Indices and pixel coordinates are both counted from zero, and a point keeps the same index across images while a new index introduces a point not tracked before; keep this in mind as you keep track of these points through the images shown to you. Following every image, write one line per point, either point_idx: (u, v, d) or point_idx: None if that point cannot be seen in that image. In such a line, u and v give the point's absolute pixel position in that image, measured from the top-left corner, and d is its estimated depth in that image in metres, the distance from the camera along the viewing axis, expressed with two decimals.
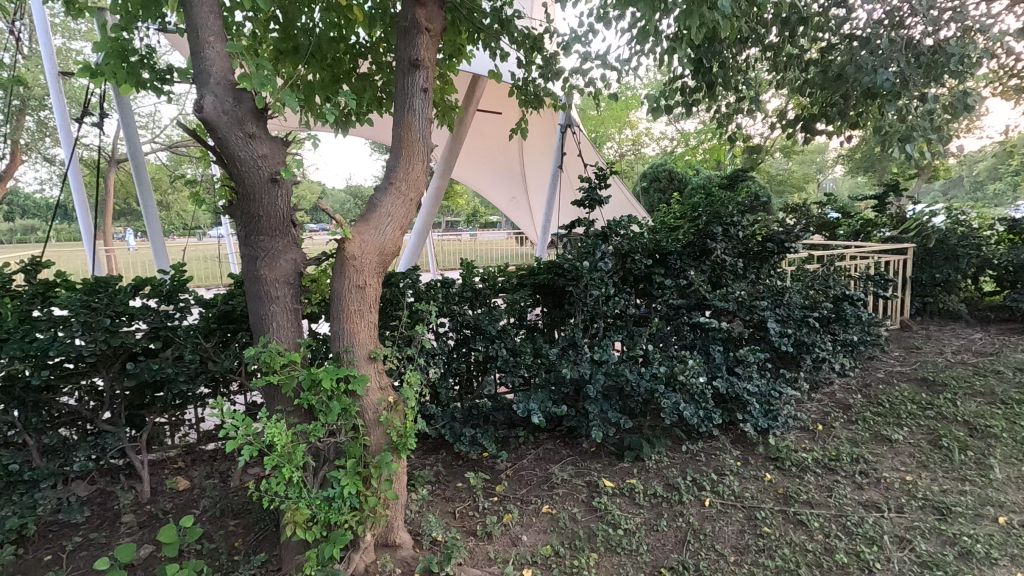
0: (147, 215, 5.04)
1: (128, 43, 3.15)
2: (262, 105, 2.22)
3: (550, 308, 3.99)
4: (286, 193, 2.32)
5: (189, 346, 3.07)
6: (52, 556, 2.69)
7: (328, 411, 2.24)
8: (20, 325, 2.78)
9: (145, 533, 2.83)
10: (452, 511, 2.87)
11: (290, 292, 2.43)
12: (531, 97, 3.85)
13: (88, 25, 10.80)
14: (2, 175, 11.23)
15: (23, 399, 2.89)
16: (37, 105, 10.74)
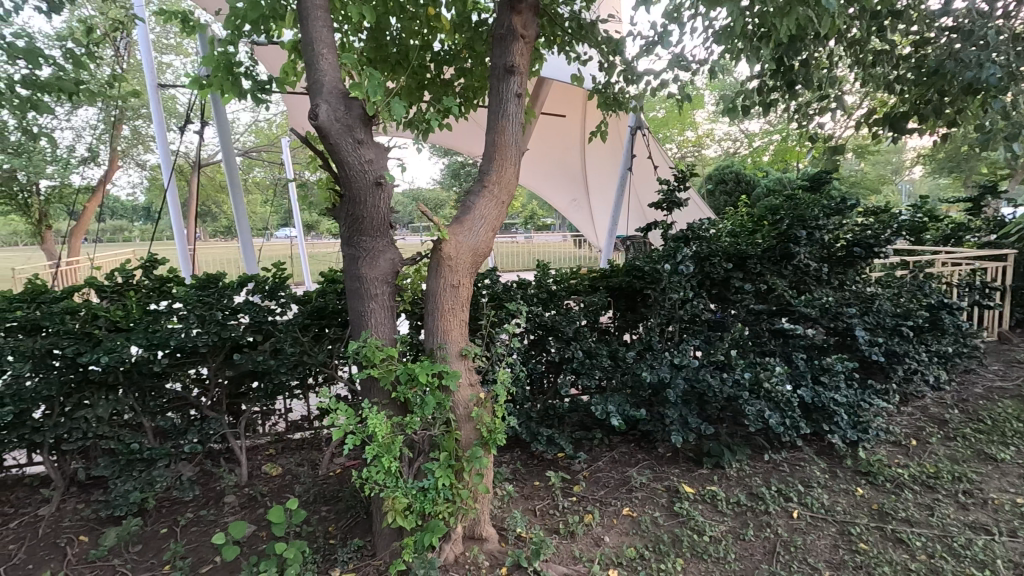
0: (238, 217, 5.37)
1: (233, 56, 3.36)
2: (370, 113, 2.35)
3: (624, 310, 3.95)
4: (388, 196, 2.44)
5: (288, 340, 3.24)
6: (168, 529, 2.92)
7: (424, 405, 2.33)
8: (144, 317, 3.07)
9: (248, 513, 3.03)
10: (533, 509, 2.91)
11: (388, 291, 2.55)
12: (609, 101, 3.88)
13: (178, 39, 11.63)
14: (103, 179, 12.22)
15: (141, 385, 3.17)
16: (133, 115, 11.63)
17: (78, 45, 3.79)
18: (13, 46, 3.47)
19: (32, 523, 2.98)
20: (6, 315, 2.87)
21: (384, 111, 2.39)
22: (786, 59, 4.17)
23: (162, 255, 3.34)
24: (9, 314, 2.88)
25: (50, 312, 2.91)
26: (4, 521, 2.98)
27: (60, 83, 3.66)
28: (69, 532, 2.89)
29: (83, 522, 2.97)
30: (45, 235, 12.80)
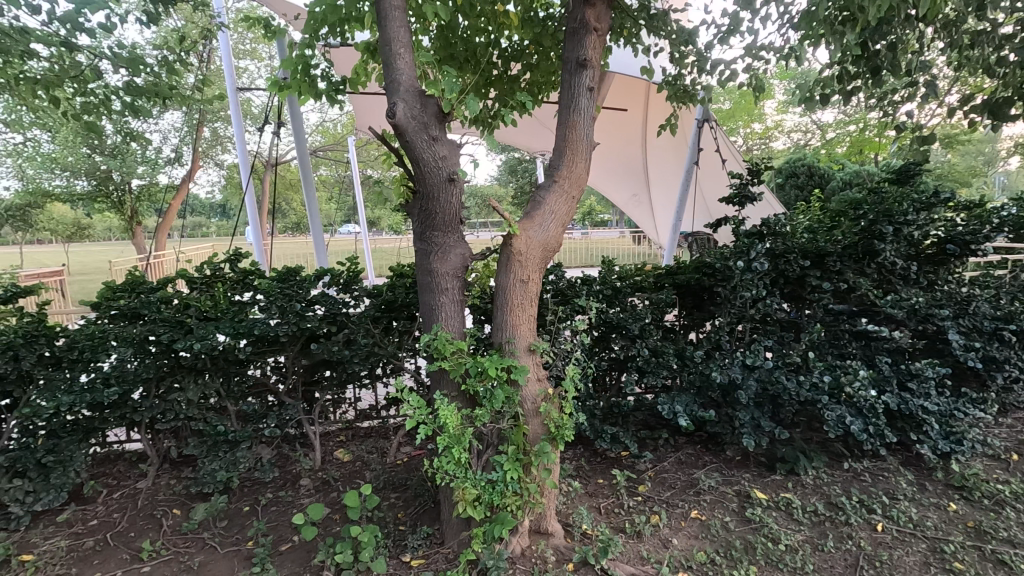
0: (309, 213, 5.61)
1: (311, 58, 3.51)
2: (444, 110, 2.39)
3: (690, 308, 3.85)
4: (460, 191, 2.48)
5: (361, 332, 3.41)
6: (250, 507, 3.10)
7: (493, 398, 2.36)
8: (230, 307, 3.28)
9: (322, 496, 3.17)
10: (598, 506, 2.89)
11: (458, 285, 2.59)
12: (678, 93, 3.78)
13: (252, 44, 12.25)
14: (186, 178, 13.08)
15: (226, 371, 3.38)
16: (212, 117, 12.36)
17: (171, 52, 4.06)
18: (116, 55, 3.75)
19: (132, 495, 3.24)
20: (110, 303, 3.11)
21: (458, 108, 2.43)
22: (870, 42, 3.90)
23: (245, 249, 3.54)
24: (113, 302, 3.14)
25: (148, 301, 3.14)
26: (108, 492, 3.25)
27: (155, 88, 3.93)
28: (164, 505, 3.12)
29: (175, 496, 3.20)
30: (136, 231, 13.85)
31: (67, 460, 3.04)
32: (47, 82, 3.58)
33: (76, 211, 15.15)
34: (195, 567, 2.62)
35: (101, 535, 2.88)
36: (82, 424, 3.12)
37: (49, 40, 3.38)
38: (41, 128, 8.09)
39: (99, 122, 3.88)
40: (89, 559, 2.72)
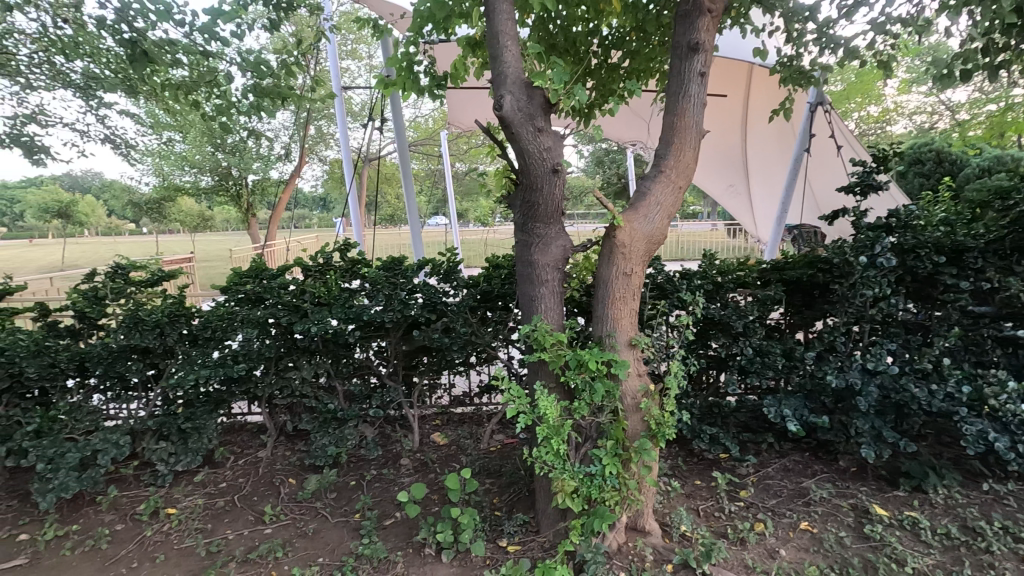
0: (408, 207, 5.83)
1: (415, 55, 3.63)
2: (550, 100, 2.39)
3: (800, 306, 3.59)
4: (563, 183, 2.47)
5: (460, 320, 3.49)
6: (356, 482, 3.30)
7: (593, 392, 2.34)
8: (341, 293, 3.49)
9: (421, 476, 3.31)
10: (697, 508, 2.79)
11: (558, 277, 2.59)
12: (793, 75, 3.52)
13: (353, 45, 12.89)
14: (294, 174, 14.08)
15: (335, 353, 3.60)
16: (317, 116, 13.19)
17: (289, 55, 4.36)
18: (244, 61, 4.10)
19: (254, 462, 3.56)
20: (238, 287, 3.42)
21: (563, 99, 2.42)
22: None
23: (354, 239, 3.75)
24: (239, 287, 3.43)
25: (269, 287, 3.42)
26: (235, 458, 3.59)
27: (275, 90, 4.25)
28: (281, 474, 3.40)
29: (291, 466, 3.49)
30: (251, 222, 15.14)
31: (201, 427, 3.38)
32: (187, 88, 3.98)
33: (201, 204, 16.82)
34: (310, 533, 2.83)
35: (230, 497, 3.19)
36: (213, 395, 3.46)
37: (190, 50, 3.74)
38: (176, 129, 9.05)
39: (228, 123, 4.26)
40: (221, 517, 3.01)
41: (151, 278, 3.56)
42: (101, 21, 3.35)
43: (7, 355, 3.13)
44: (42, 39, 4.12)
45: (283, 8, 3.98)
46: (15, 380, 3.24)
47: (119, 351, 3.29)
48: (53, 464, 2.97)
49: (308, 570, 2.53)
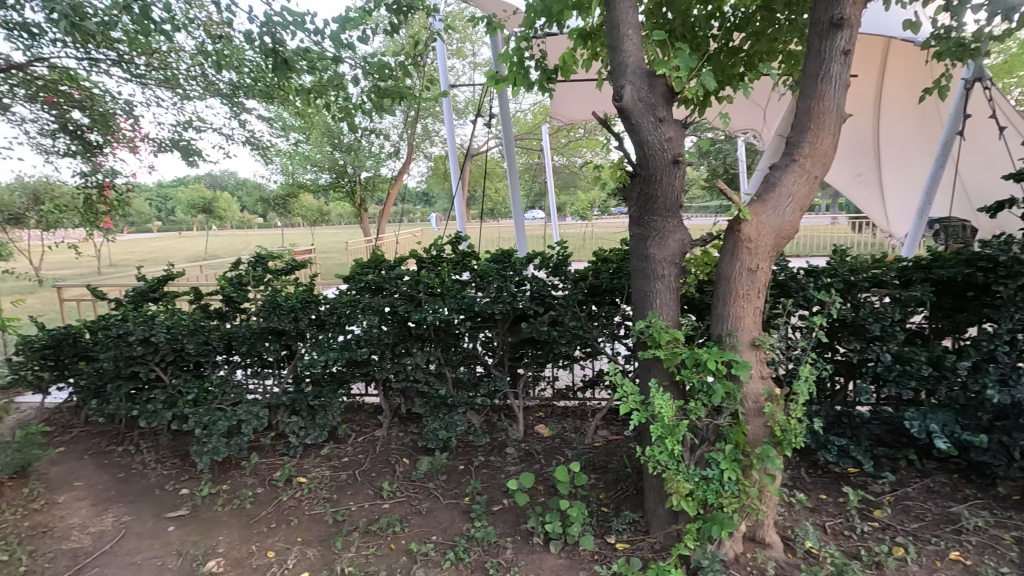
0: (513, 201, 5.91)
1: (526, 49, 3.64)
2: (673, 89, 2.32)
3: (950, 311, 3.18)
4: (683, 175, 2.39)
5: (569, 314, 3.49)
6: (464, 466, 3.43)
7: (711, 393, 2.24)
8: (453, 285, 3.63)
9: (526, 466, 3.37)
10: (824, 525, 2.59)
11: (675, 272, 2.51)
12: (952, 48, 3.10)
13: (459, 44, 13.23)
14: (402, 170, 14.79)
15: (445, 342, 3.74)
16: (424, 114, 13.75)
17: (405, 56, 4.55)
18: (368, 64, 4.31)
19: (372, 441, 3.81)
20: (360, 277, 3.67)
21: (686, 87, 2.33)
22: None
23: (465, 233, 3.88)
24: (362, 277, 3.67)
25: (388, 277, 3.63)
26: (355, 435, 3.87)
27: (393, 91, 4.47)
28: (396, 454, 3.61)
29: (405, 447, 3.69)
30: (363, 217, 16.15)
31: (327, 404, 3.68)
32: (316, 93, 4.28)
33: (320, 200, 18.21)
34: (424, 511, 2.98)
35: (353, 471, 3.44)
36: (337, 376, 3.74)
37: (320, 58, 4.01)
38: (302, 131, 9.84)
39: (351, 123, 4.55)
40: (345, 489, 3.26)
41: (286, 267, 3.93)
42: (248, 36, 3.67)
43: (172, 333, 3.58)
44: (198, 54, 4.65)
45: (402, 11, 4.14)
46: (177, 355, 3.70)
47: (260, 332, 3.64)
48: (208, 430, 3.37)
49: (424, 546, 2.67)
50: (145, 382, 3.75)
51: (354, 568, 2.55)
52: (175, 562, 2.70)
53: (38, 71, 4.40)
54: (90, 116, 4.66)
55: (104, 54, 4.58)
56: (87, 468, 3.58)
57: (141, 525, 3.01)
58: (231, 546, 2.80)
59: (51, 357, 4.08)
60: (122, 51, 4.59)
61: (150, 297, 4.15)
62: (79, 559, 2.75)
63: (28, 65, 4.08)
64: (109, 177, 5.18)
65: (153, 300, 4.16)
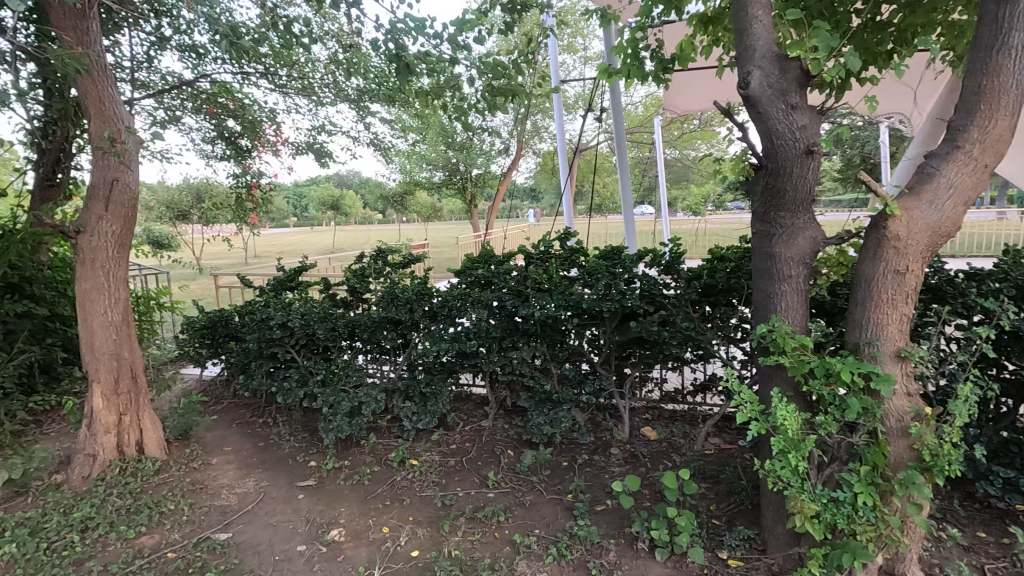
0: (623, 196, 5.77)
1: (641, 39, 3.51)
2: (809, 72, 2.13)
3: None
4: (817, 166, 2.19)
5: (681, 314, 3.35)
6: (568, 463, 3.42)
7: (846, 407, 2.03)
8: (561, 281, 3.62)
9: (632, 468, 3.29)
10: (982, 567, 2.25)
11: (804, 272, 2.30)
12: None
13: (570, 39, 13.16)
14: (511, 167, 15.06)
15: (551, 338, 3.74)
16: (534, 112, 13.87)
17: (518, 54, 4.61)
18: (483, 64, 4.40)
19: (478, 430, 3.93)
20: (471, 271, 3.78)
21: (824, 69, 2.12)
22: None
23: (574, 229, 3.84)
24: (472, 271, 3.79)
25: (497, 272, 3.70)
26: (463, 424, 4.01)
27: (506, 89, 4.54)
28: (501, 445, 3.69)
29: (509, 439, 3.77)
30: (474, 213, 16.69)
31: (438, 392, 3.85)
32: (433, 94, 4.46)
33: (434, 198, 19.12)
34: (527, 504, 3.02)
35: (460, 458, 3.58)
36: (447, 365, 3.88)
37: (438, 61, 4.16)
38: (419, 132, 10.37)
39: (465, 122, 4.69)
40: (453, 475, 3.39)
41: (404, 260, 4.17)
42: (375, 44, 3.90)
43: (305, 319, 3.94)
44: (332, 63, 5.05)
45: (517, 10, 4.18)
46: (309, 339, 4.06)
47: (379, 322, 3.88)
48: (334, 409, 3.68)
49: (527, 538, 2.70)
50: (282, 362, 4.16)
51: (461, 552, 2.65)
52: (305, 527, 2.98)
53: (202, 87, 5.04)
54: (242, 124, 5.25)
55: (253, 68, 5.13)
56: (235, 435, 4.07)
57: (277, 491, 3.36)
58: (351, 518, 3.03)
59: (208, 336, 4.67)
60: (268, 64, 5.11)
61: (288, 286, 4.59)
62: (228, 514, 3.13)
63: (195, 81, 4.69)
64: (256, 178, 5.81)
65: (290, 289, 4.60)
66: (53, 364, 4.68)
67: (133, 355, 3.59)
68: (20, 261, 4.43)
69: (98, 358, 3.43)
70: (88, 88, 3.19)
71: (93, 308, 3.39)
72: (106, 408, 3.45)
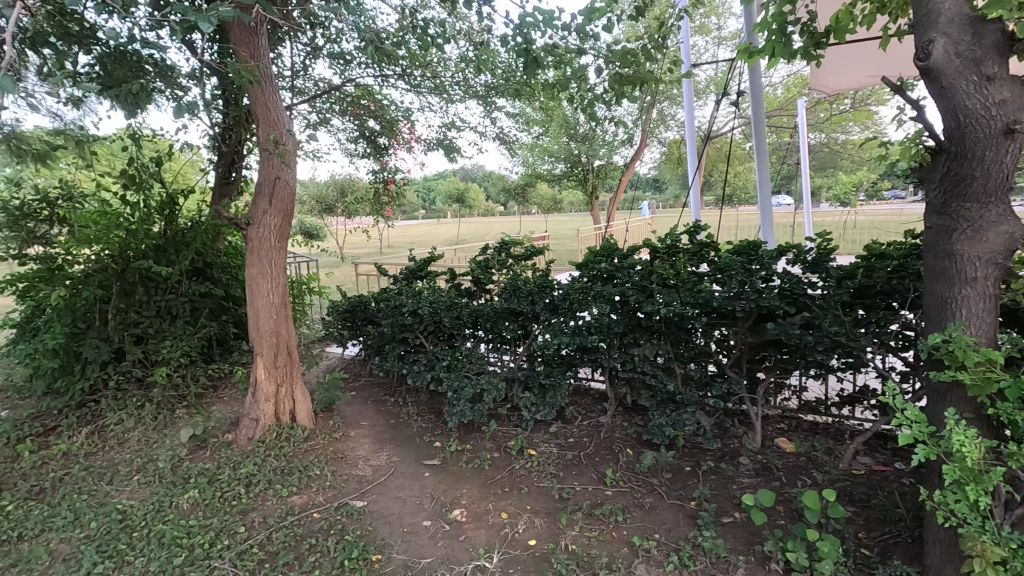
0: (759, 186, 5.33)
1: (790, 12, 3.18)
2: (1011, 36, 1.80)
3: None
4: (1018, 148, 1.84)
5: (829, 318, 3.01)
6: (691, 468, 3.26)
7: None
8: (690, 278, 3.43)
9: (763, 481, 3.05)
10: None
11: (994, 275, 1.94)
12: None
13: (702, 20, 12.40)
14: (635, 157, 14.62)
15: (677, 337, 3.55)
16: (660, 99, 13.32)
17: (648, 39, 4.42)
18: (610, 53, 4.28)
19: (596, 426, 3.88)
20: (593, 264, 3.72)
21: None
22: None
23: (704, 222, 3.61)
24: (595, 264, 3.72)
25: (620, 266, 3.60)
26: (581, 418, 3.99)
27: (634, 77, 4.38)
28: (620, 443, 3.62)
29: (629, 437, 3.67)
30: (594, 205, 16.48)
31: (556, 385, 3.85)
32: (558, 86, 4.44)
33: (555, 189, 19.21)
34: (647, 506, 2.93)
35: (577, 452, 3.56)
36: (566, 358, 3.85)
37: (565, 52, 4.11)
38: (543, 124, 10.42)
39: (590, 114, 4.60)
40: (570, 468, 3.39)
41: (526, 253, 4.23)
42: (504, 40, 3.96)
43: (433, 307, 4.16)
44: (462, 62, 5.24)
45: None
46: (436, 326, 4.27)
47: (501, 312, 3.97)
48: (458, 394, 3.84)
49: (646, 542, 2.62)
50: (412, 347, 4.43)
51: (577, 548, 2.64)
52: (430, 504, 3.15)
53: (348, 91, 5.48)
54: (381, 123, 5.63)
55: (392, 71, 5.47)
56: (370, 412, 4.42)
57: (406, 467, 3.59)
58: (472, 500, 3.16)
59: (349, 320, 5.11)
60: (405, 66, 5.42)
61: (418, 275, 4.87)
62: (363, 484, 3.41)
63: (342, 86, 5.11)
64: (392, 174, 6.23)
65: (419, 278, 4.88)
66: (227, 338, 5.42)
67: (289, 334, 4.04)
68: (204, 248, 5.17)
69: (262, 335, 3.91)
70: (258, 98, 3.60)
71: (259, 291, 3.86)
72: (267, 379, 3.92)
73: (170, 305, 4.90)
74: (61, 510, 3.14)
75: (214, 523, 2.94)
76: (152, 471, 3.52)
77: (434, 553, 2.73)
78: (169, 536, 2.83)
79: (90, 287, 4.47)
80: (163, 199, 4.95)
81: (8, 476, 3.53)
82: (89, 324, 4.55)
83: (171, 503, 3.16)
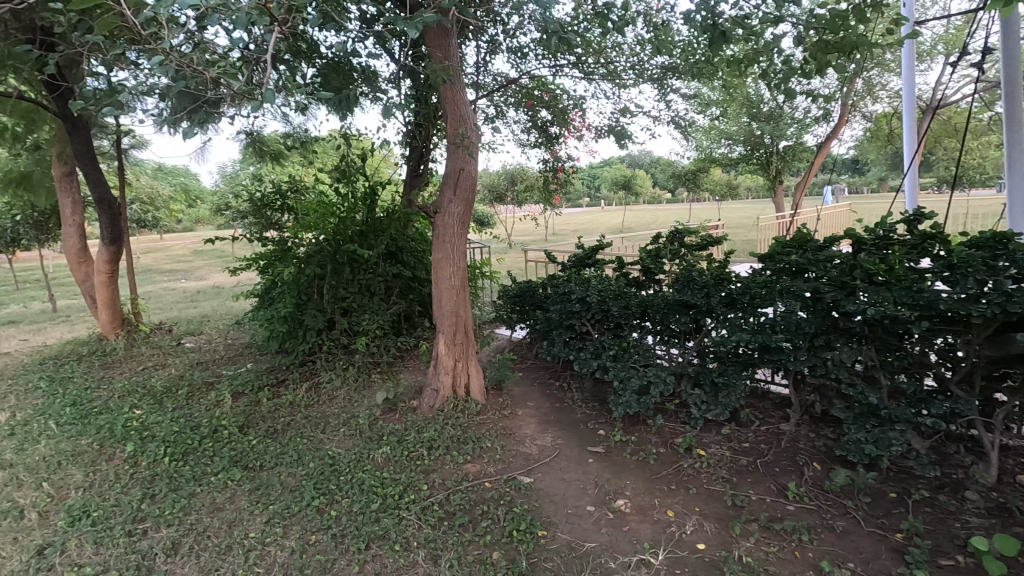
0: (1008, 164, 4.31)
1: None
2: None
3: None
4: None
5: None
6: (897, 496, 2.82)
7: None
8: (907, 275, 2.92)
9: (998, 525, 2.53)
10: None
11: None
12: None
13: None
14: (831, 135, 12.85)
15: (885, 342, 3.06)
16: (867, 67, 11.47)
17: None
18: (812, 18, 3.76)
19: (777, 433, 3.54)
20: (781, 256, 3.36)
21: None
22: None
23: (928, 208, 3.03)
24: (782, 256, 3.36)
25: (815, 259, 3.20)
26: (759, 423, 3.67)
27: (841, 44, 3.80)
28: (806, 455, 3.26)
29: (816, 450, 3.30)
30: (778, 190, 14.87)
31: (731, 385, 3.58)
32: (745, 61, 4.05)
33: (730, 174, 17.76)
34: (838, 530, 2.61)
35: (754, 459, 3.30)
36: (743, 357, 3.56)
37: (756, 23, 3.72)
38: (721, 104, 9.62)
39: (783, 89, 4.13)
40: (745, 475, 3.16)
41: (701, 242, 3.97)
42: (687, 17, 3.73)
43: (601, 296, 4.13)
44: (638, 44, 5.09)
45: None
46: (603, 315, 4.24)
47: (672, 304, 3.80)
48: (624, 384, 3.79)
49: (838, 571, 2.35)
50: (578, 334, 4.46)
51: (753, 561, 2.46)
52: (594, 490, 3.19)
53: (524, 83, 5.66)
54: (554, 113, 5.73)
55: (566, 60, 5.51)
56: (536, 394, 4.58)
57: (570, 450, 3.67)
58: (637, 493, 3.11)
59: (518, 304, 5.33)
60: (579, 54, 5.42)
61: (586, 263, 4.88)
62: (530, 462, 3.56)
63: (519, 79, 5.30)
64: (562, 162, 6.32)
65: (587, 266, 4.89)
66: (413, 316, 6.01)
67: (466, 314, 4.35)
68: (397, 234, 5.79)
69: (444, 314, 4.27)
70: (448, 96, 3.90)
71: (442, 273, 4.22)
72: (447, 354, 4.28)
73: (370, 283, 5.59)
74: (289, 449, 3.81)
75: (403, 478, 3.32)
76: (355, 426, 4.08)
77: (597, 539, 2.76)
78: (368, 484, 3.26)
79: (311, 265, 5.28)
80: (366, 190, 5.64)
81: (253, 416, 4.37)
82: (309, 297, 5.38)
83: (369, 455, 3.64)
